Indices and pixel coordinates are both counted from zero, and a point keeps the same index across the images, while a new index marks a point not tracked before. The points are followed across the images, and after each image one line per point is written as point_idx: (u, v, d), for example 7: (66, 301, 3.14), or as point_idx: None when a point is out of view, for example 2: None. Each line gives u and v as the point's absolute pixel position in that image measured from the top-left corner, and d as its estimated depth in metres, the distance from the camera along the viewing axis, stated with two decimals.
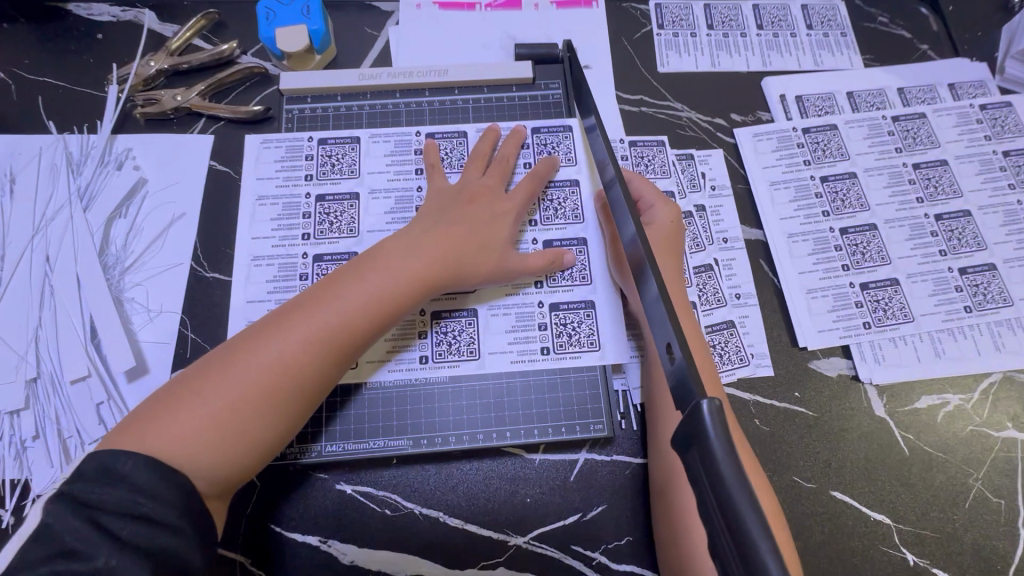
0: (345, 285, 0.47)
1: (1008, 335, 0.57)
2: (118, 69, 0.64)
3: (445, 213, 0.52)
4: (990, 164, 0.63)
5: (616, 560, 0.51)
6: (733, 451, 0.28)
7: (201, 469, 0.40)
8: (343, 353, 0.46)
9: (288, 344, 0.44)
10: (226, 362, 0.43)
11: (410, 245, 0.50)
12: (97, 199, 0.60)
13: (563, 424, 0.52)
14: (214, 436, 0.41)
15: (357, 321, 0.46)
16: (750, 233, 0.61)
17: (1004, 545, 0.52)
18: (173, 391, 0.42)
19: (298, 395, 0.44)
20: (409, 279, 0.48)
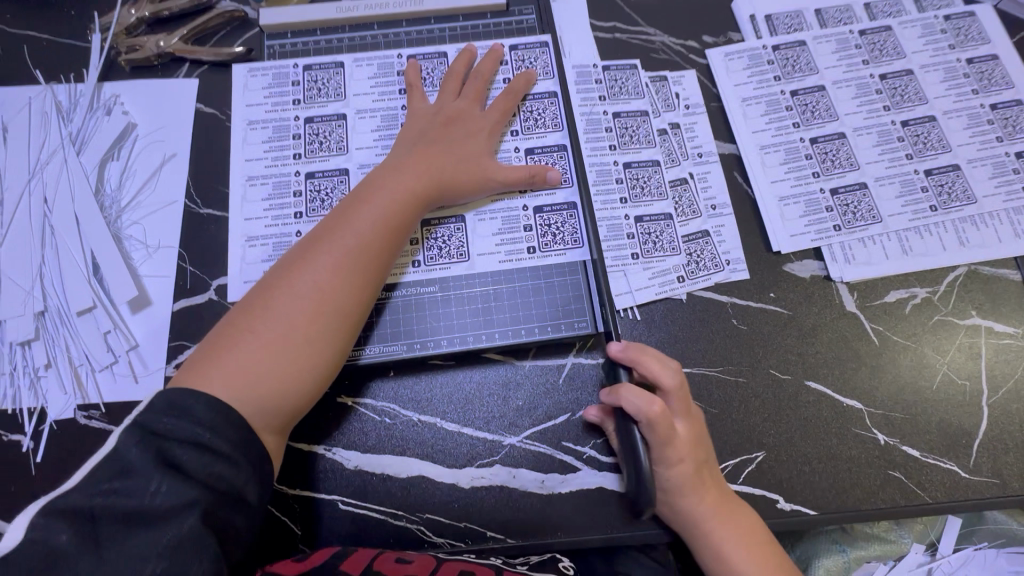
0: (357, 214, 0.50)
1: (972, 231, 0.60)
2: (100, 19, 0.65)
3: (433, 137, 0.55)
4: (954, 71, 0.65)
5: (605, 454, 0.54)
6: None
7: (266, 404, 0.43)
8: (368, 275, 0.49)
9: (315, 277, 0.47)
10: (264, 300, 0.46)
11: (407, 172, 0.52)
12: (89, 143, 0.61)
13: (551, 329, 0.55)
14: (275, 365, 0.44)
15: (375, 242, 0.49)
16: (724, 147, 0.63)
17: (969, 422, 0.55)
18: (221, 336, 0.45)
19: (342, 317, 0.47)
20: (410, 201, 0.51)
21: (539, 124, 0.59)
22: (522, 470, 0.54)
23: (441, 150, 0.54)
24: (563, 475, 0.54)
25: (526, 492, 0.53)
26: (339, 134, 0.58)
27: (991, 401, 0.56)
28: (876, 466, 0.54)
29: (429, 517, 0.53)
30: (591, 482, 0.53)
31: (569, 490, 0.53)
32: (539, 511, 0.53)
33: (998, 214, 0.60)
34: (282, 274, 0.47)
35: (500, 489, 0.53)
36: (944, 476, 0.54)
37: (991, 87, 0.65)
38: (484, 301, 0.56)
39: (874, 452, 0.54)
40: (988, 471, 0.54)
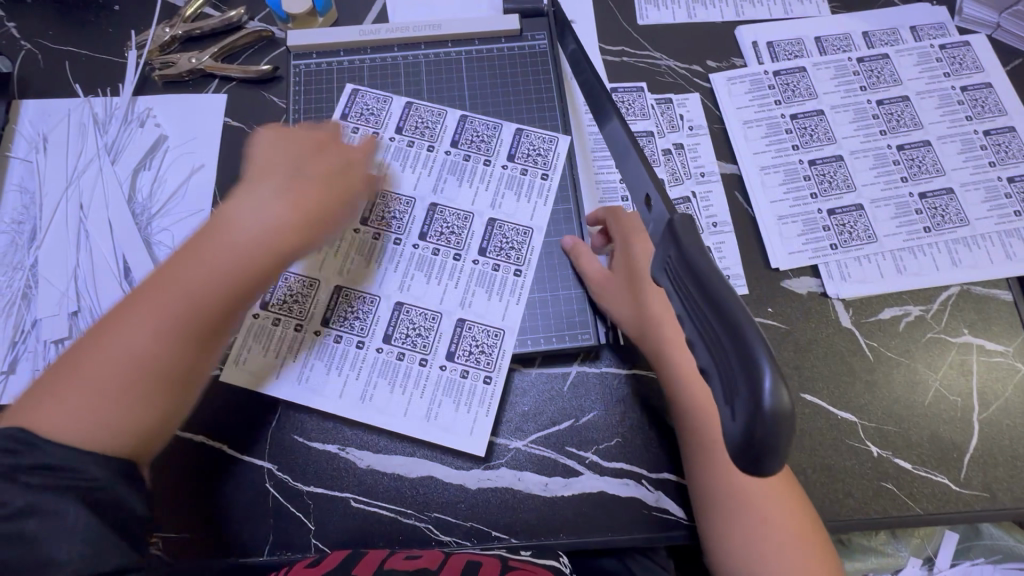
0: (199, 252, 0.48)
1: (964, 252, 0.62)
2: (136, 36, 0.69)
3: (303, 179, 0.54)
4: (949, 98, 0.68)
5: (607, 459, 0.56)
6: (703, 246, 0.31)
7: (98, 435, 0.42)
8: (202, 334, 0.47)
9: (159, 317, 0.45)
10: (104, 333, 0.45)
11: (245, 214, 0.50)
12: (123, 153, 0.65)
13: (559, 337, 0.59)
14: (101, 412, 0.43)
15: (199, 294, 0.47)
16: (726, 167, 0.66)
17: (960, 436, 0.57)
18: (70, 359, 0.44)
19: (185, 371, 0.46)
20: (238, 257, 0.49)
21: (546, 143, 0.65)
22: (527, 473, 0.56)
23: (304, 192, 0.53)
24: (567, 479, 0.56)
25: (530, 495, 0.55)
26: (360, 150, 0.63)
27: (981, 417, 0.58)
28: (869, 476, 0.56)
29: (438, 516, 0.55)
30: (593, 487, 0.55)
31: (572, 493, 0.55)
32: (542, 512, 0.55)
33: (990, 236, 0.63)
34: (148, 298, 0.46)
35: (506, 491, 0.55)
36: (934, 488, 0.56)
37: (984, 114, 0.67)
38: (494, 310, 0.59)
39: (867, 463, 0.56)
40: (978, 485, 0.56)
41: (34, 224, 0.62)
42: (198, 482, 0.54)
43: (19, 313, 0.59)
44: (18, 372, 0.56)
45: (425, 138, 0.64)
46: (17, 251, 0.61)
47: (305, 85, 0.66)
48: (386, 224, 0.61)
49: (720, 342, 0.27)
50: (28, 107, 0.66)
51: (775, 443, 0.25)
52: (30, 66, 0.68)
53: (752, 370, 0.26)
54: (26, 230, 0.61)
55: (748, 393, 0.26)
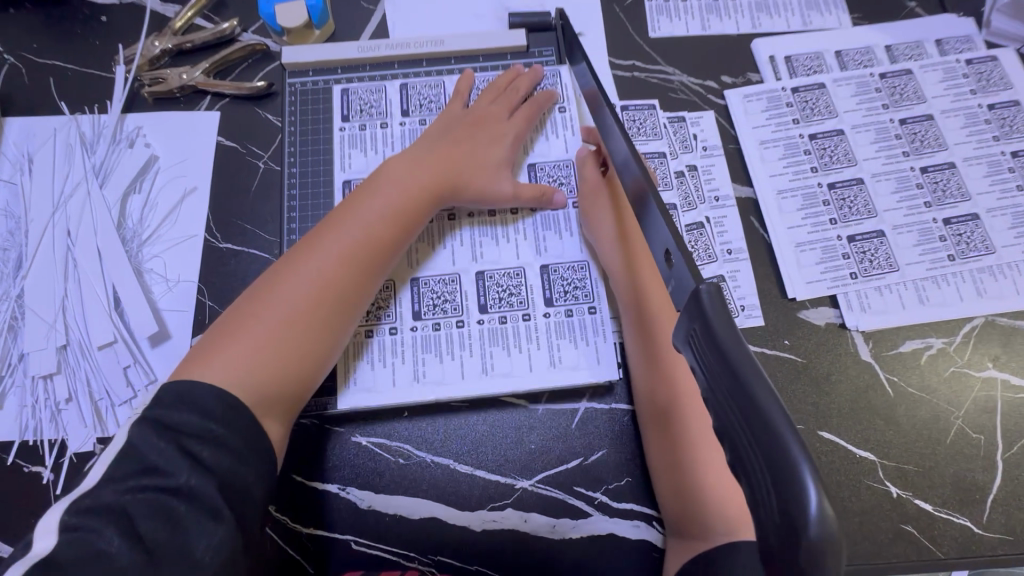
0: (363, 203, 0.54)
1: (990, 281, 0.60)
2: (125, 50, 0.66)
3: (452, 141, 0.59)
4: (975, 117, 0.65)
5: (616, 500, 0.54)
6: (738, 334, 0.28)
7: (264, 381, 0.46)
8: (371, 268, 0.52)
9: (320, 266, 0.50)
10: (264, 292, 0.49)
11: (413, 164, 0.56)
12: (112, 176, 0.62)
13: (580, 340, 0.57)
14: (272, 355, 0.47)
15: (380, 232, 0.53)
16: (741, 191, 0.63)
17: (982, 476, 0.55)
18: (227, 322, 0.48)
19: (338, 313, 0.50)
20: (416, 195, 0.55)
21: (557, 146, 0.63)
22: (534, 514, 0.54)
23: (457, 150, 0.58)
24: (574, 520, 0.54)
25: (536, 537, 0.53)
26: (367, 149, 0.62)
27: (1005, 456, 0.55)
28: (888, 519, 0.54)
29: (441, 559, 0.53)
30: (602, 529, 0.54)
31: (580, 535, 0.54)
32: (549, 554, 0.53)
33: (1017, 265, 0.60)
34: (275, 284, 0.49)
35: (511, 533, 0.54)
36: (955, 531, 0.54)
37: (1013, 134, 0.64)
38: (518, 313, 0.58)
39: (886, 504, 0.54)
40: (1001, 527, 0.54)
41: (20, 251, 0.59)
42: None
43: (6, 346, 0.56)
44: (5, 407, 0.55)
45: None
46: (3, 279, 0.59)
47: (300, 105, 0.63)
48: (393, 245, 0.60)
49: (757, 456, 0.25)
50: (12, 125, 0.64)
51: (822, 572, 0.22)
52: (14, 81, 0.65)
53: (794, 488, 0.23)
54: (13, 257, 0.59)
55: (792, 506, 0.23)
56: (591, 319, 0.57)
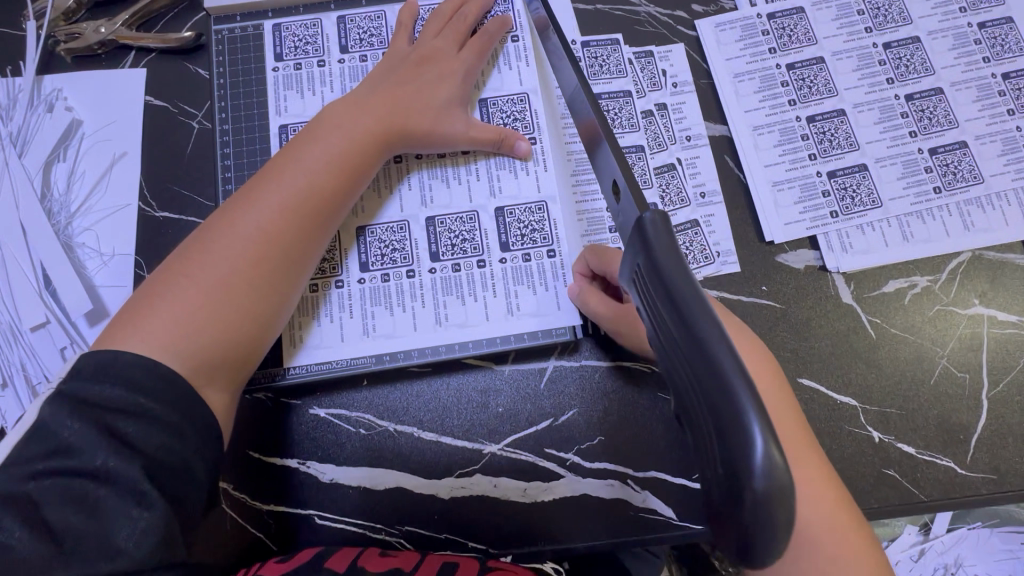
0: (305, 149, 0.49)
1: (978, 213, 0.56)
2: (34, 4, 0.60)
3: (399, 77, 0.53)
4: (964, 37, 0.60)
5: (588, 459, 0.52)
6: (674, 256, 0.27)
7: (199, 352, 0.42)
8: (317, 221, 0.48)
9: (259, 220, 0.45)
10: (196, 250, 0.44)
11: (357, 106, 0.51)
12: (32, 144, 0.57)
13: (539, 285, 0.54)
14: (207, 319, 0.42)
15: (324, 182, 0.48)
16: (714, 129, 0.59)
17: (967, 416, 0.53)
18: (158, 284, 0.44)
19: (281, 271, 0.46)
20: (362, 140, 0.50)
21: (512, 79, 0.58)
22: (503, 478, 0.52)
23: (405, 86, 0.53)
24: (546, 483, 0.52)
25: (508, 501, 0.51)
26: (305, 89, 0.57)
27: (990, 394, 0.53)
28: (869, 464, 0.52)
29: (409, 529, 0.51)
30: (575, 490, 0.51)
31: (552, 498, 0.51)
32: (521, 519, 0.51)
33: (1006, 195, 0.57)
34: (211, 241, 0.45)
35: (481, 499, 0.51)
36: (939, 472, 0.52)
37: (1004, 54, 0.60)
38: (473, 260, 0.54)
39: (867, 450, 0.52)
40: (985, 466, 0.52)
41: None
42: None
43: None
44: None
45: None
46: None
47: (229, 54, 0.58)
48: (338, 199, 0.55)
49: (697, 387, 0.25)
50: None
51: (770, 521, 0.23)
52: None
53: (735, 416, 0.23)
54: None
55: (733, 445, 0.23)
56: (550, 263, 0.54)
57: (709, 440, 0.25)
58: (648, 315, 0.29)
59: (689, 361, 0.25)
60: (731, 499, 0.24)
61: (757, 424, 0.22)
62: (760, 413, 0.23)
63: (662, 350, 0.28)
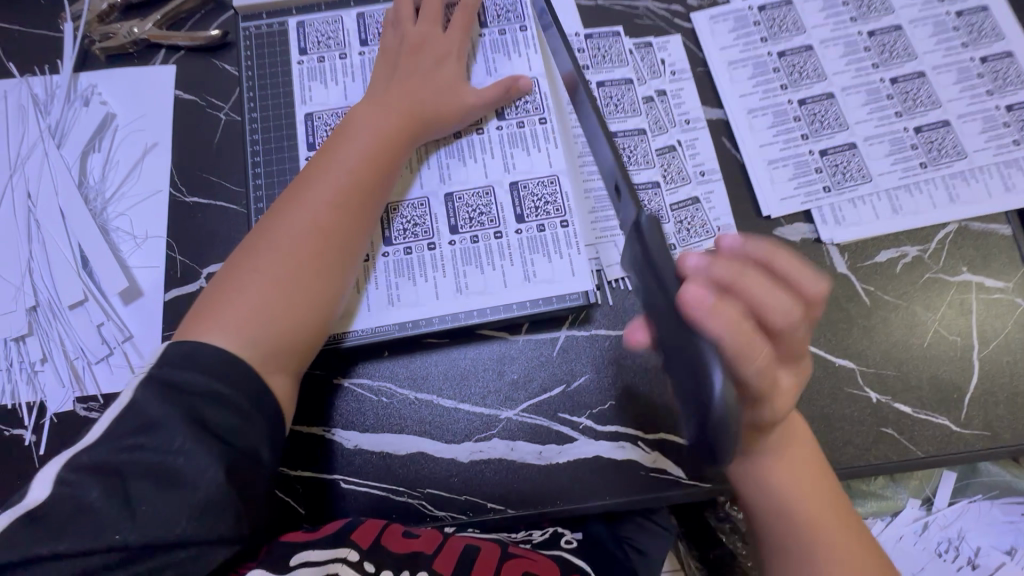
0: (341, 146, 0.52)
1: (962, 187, 0.60)
2: (71, 7, 0.64)
3: (404, 71, 0.57)
4: (944, 25, 0.64)
5: (601, 423, 0.54)
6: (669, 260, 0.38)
7: (276, 333, 0.45)
8: (364, 208, 0.51)
9: (313, 213, 0.48)
10: (261, 241, 0.47)
11: (381, 103, 0.55)
12: (69, 136, 0.61)
13: (554, 254, 0.56)
14: (284, 302, 0.46)
15: (364, 172, 0.51)
16: (712, 113, 0.62)
17: (960, 376, 0.56)
18: (224, 282, 0.46)
19: (345, 252, 0.50)
20: (392, 132, 0.54)
21: (522, 66, 0.62)
22: (519, 442, 0.54)
23: (416, 77, 0.57)
24: (561, 445, 0.54)
25: (524, 464, 0.54)
26: (327, 80, 0.61)
27: (981, 356, 0.56)
28: (868, 423, 0.55)
29: (430, 492, 0.53)
30: (588, 452, 0.54)
31: (567, 460, 0.54)
32: (537, 481, 0.53)
33: (988, 168, 0.60)
34: (269, 236, 0.47)
35: (498, 462, 0.54)
36: (935, 430, 0.55)
37: (981, 40, 0.64)
38: (488, 235, 0.57)
39: (865, 410, 0.55)
40: (979, 424, 0.55)
41: None
42: None
43: None
44: None
45: None
46: None
47: (256, 49, 0.62)
48: None
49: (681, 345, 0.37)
50: None
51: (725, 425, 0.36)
52: None
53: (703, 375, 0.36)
54: None
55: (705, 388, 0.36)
56: (563, 234, 0.57)
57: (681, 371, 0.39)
58: (644, 292, 0.41)
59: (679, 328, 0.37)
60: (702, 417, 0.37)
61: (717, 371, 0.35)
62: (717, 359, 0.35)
63: (657, 320, 0.40)
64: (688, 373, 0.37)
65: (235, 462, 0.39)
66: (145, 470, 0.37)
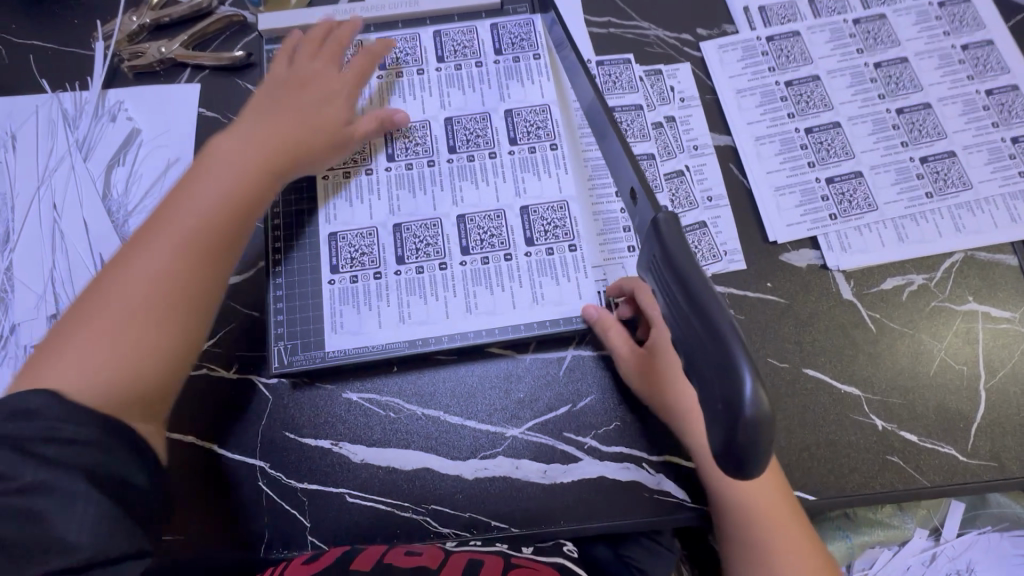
0: (200, 179, 0.49)
1: (968, 217, 0.60)
2: (103, 26, 0.66)
3: (284, 106, 0.56)
4: (949, 58, 0.65)
5: (606, 444, 0.55)
6: (683, 243, 0.34)
7: (120, 384, 0.41)
8: (223, 249, 0.48)
9: (161, 253, 0.45)
10: (109, 277, 0.44)
11: (247, 133, 0.53)
12: (96, 149, 0.63)
13: (561, 276, 0.58)
14: (114, 352, 0.42)
15: (222, 210, 0.48)
16: (720, 139, 0.64)
17: (967, 406, 0.56)
18: (65, 328, 0.43)
19: (197, 291, 0.46)
20: (263, 165, 0.52)
21: (534, 91, 0.63)
22: (524, 461, 0.54)
23: (289, 114, 0.55)
24: (566, 465, 0.54)
25: (529, 483, 0.54)
26: None
27: (988, 385, 0.56)
28: (873, 451, 0.55)
29: (435, 508, 0.54)
30: (592, 472, 0.54)
31: (572, 479, 0.54)
32: (542, 500, 0.54)
33: (994, 199, 0.61)
34: (120, 274, 0.44)
35: (503, 480, 0.54)
36: (941, 459, 0.54)
37: (986, 73, 0.65)
38: (498, 255, 0.58)
39: (871, 436, 0.55)
40: (986, 454, 0.54)
41: (8, 226, 0.60)
42: (192, 484, 0.53)
43: None
44: None
45: (418, 125, 0.62)
46: None
47: None
48: (377, 195, 0.60)
49: (708, 342, 0.29)
50: None
51: (755, 445, 0.28)
52: None
53: (735, 378, 0.28)
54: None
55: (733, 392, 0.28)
56: (571, 257, 0.58)
57: (709, 392, 0.29)
58: (664, 297, 0.35)
59: (688, 318, 0.31)
60: (726, 432, 0.28)
61: (749, 371, 0.28)
62: (749, 361, 0.28)
63: (672, 322, 0.33)
64: (720, 374, 0.29)
65: (111, 489, 0.37)
66: (7, 514, 0.34)
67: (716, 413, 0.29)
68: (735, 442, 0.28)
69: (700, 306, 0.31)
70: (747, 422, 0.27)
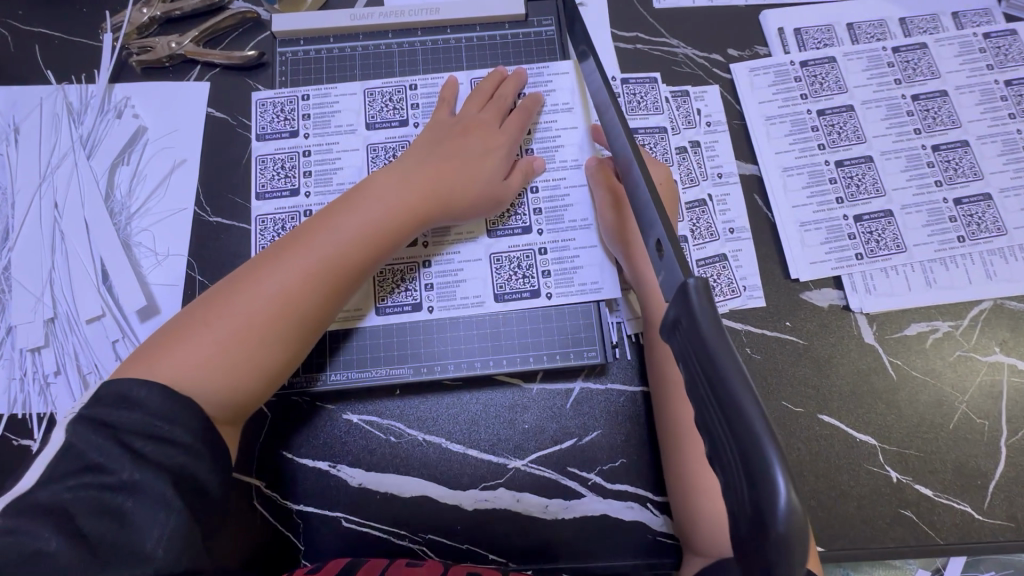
0: (347, 214, 0.49)
1: (1000, 264, 0.58)
2: (112, 17, 0.64)
3: (449, 152, 0.54)
4: (990, 94, 0.63)
5: (611, 481, 0.53)
6: (712, 315, 0.31)
7: (208, 391, 0.41)
8: (338, 285, 0.47)
9: (279, 278, 0.45)
10: (244, 281, 0.45)
11: (403, 174, 0.52)
12: (100, 146, 0.61)
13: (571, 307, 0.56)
14: (228, 362, 0.42)
15: (351, 251, 0.48)
16: (745, 168, 0.61)
17: (986, 462, 0.54)
18: (169, 334, 0.43)
19: (306, 312, 0.45)
20: (397, 211, 0.50)
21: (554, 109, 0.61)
22: (526, 494, 0.53)
23: (451, 168, 0.53)
24: (567, 501, 0.53)
25: (530, 518, 0.53)
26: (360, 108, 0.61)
27: (1009, 442, 0.54)
28: (886, 502, 0.53)
29: (431, 538, 0.52)
30: (595, 509, 0.53)
31: (573, 516, 0.53)
32: (541, 535, 0.52)
33: None
34: (224, 298, 0.44)
35: (503, 513, 0.53)
36: (955, 515, 0.53)
37: None
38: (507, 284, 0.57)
39: (884, 488, 0.53)
40: (1002, 513, 0.53)
41: (8, 222, 0.59)
42: None
43: None
44: None
45: None
46: None
47: (292, 73, 0.62)
48: None
49: (733, 437, 0.27)
50: None
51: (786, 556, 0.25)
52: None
53: (767, 483, 0.25)
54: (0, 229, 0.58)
55: (762, 495, 0.25)
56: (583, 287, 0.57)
57: (736, 490, 0.27)
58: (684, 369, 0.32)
59: (712, 404, 0.28)
60: (754, 536, 0.26)
61: (780, 473, 0.25)
62: (780, 460, 0.25)
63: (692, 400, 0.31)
64: (749, 471, 0.26)
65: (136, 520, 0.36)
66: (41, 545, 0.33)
67: (744, 513, 0.27)
68: (763, 548, 0.26)
69: (726, 394, 0.28)
70: (778, 533, 0.25)
